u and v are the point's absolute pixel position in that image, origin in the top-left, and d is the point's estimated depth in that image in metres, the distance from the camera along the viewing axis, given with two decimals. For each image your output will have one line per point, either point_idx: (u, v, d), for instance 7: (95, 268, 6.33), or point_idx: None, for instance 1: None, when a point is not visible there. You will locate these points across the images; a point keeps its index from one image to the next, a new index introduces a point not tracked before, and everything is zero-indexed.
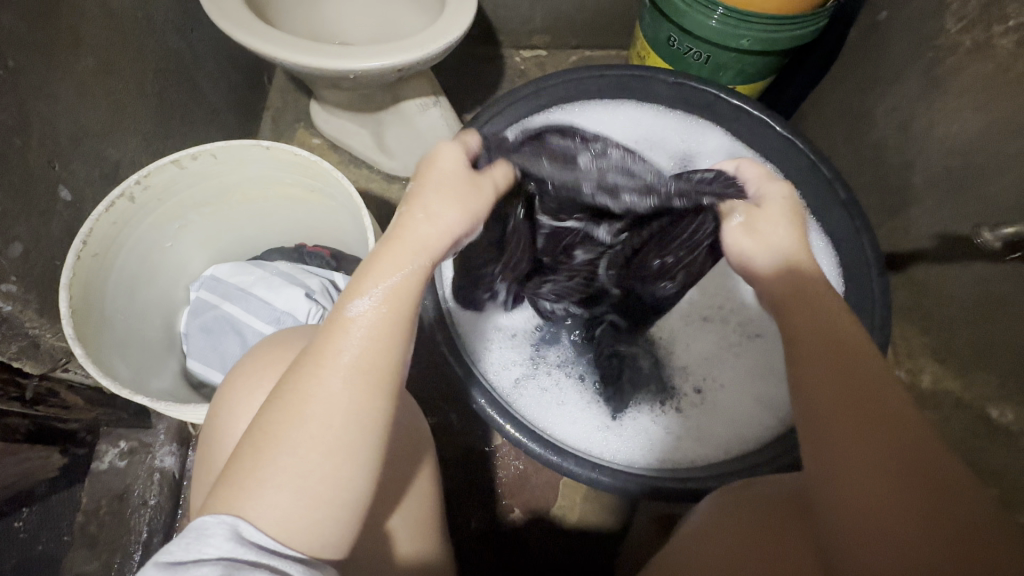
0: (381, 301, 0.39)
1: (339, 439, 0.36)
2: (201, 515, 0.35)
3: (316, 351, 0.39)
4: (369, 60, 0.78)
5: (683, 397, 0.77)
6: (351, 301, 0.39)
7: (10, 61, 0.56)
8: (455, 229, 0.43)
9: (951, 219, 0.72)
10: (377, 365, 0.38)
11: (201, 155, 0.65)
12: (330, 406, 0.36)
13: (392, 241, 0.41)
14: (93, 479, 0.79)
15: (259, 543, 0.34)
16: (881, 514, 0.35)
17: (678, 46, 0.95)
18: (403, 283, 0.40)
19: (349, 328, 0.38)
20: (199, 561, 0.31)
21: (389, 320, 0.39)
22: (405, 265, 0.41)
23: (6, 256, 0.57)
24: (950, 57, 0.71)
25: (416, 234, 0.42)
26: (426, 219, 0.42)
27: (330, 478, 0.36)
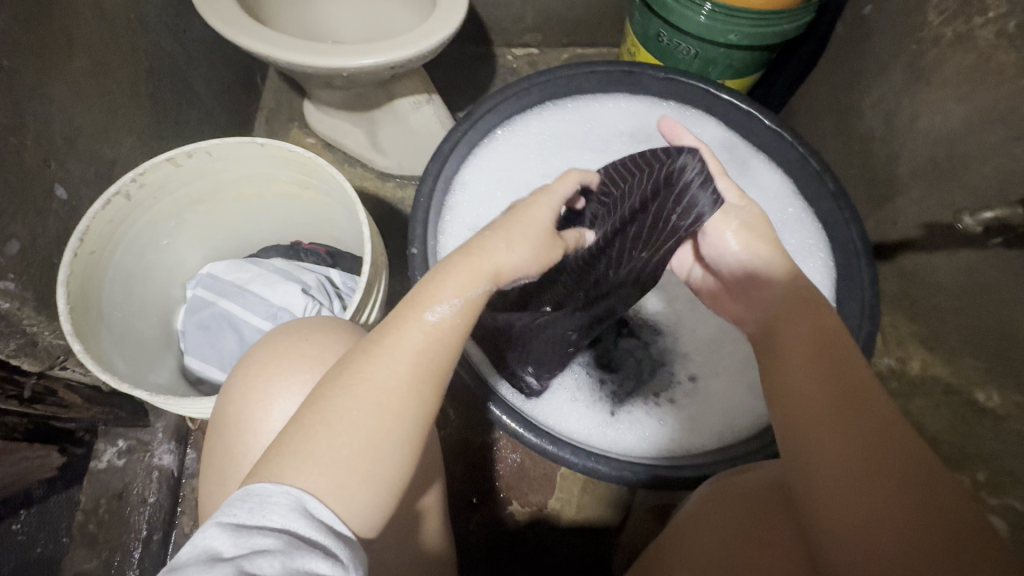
0: (455, 309, 0.44)
1: (383, 426, 0.39)
2: (248, 483, 0.35)
3: (370, 342, 0.43)
4: (362, 58, 0.78)
5: (677, 385, 0.77)
6: (427, 307, 0.44)
7: (5, 61, 0.57)
8: (521, 269, 0.49)
9: (936, 208, 0.73)
10: (429, 362, 0.42)
11: (196, 153, 0.66)
12: (381, 392, 0.40)
13: (471, 258, 0.46)
14: (91, 478, 0.79)
15: (316, 518, 0.34)
16: (860, 498, 0.37)
17: (667, 42, 0.96)
18: (475, 299, 0.45)
19: (418, 328, 0.43)
20: (260, 529, 0.32)
21: (455, 330, 0.44)
22: (477, 284, 0.45)
23: (3, 254, 0.57)
24: (933, 49, 0.72)
25: (493, 259, 0.47)
26: (507, 248, 0.48)
27: (367, 462, 0.38)
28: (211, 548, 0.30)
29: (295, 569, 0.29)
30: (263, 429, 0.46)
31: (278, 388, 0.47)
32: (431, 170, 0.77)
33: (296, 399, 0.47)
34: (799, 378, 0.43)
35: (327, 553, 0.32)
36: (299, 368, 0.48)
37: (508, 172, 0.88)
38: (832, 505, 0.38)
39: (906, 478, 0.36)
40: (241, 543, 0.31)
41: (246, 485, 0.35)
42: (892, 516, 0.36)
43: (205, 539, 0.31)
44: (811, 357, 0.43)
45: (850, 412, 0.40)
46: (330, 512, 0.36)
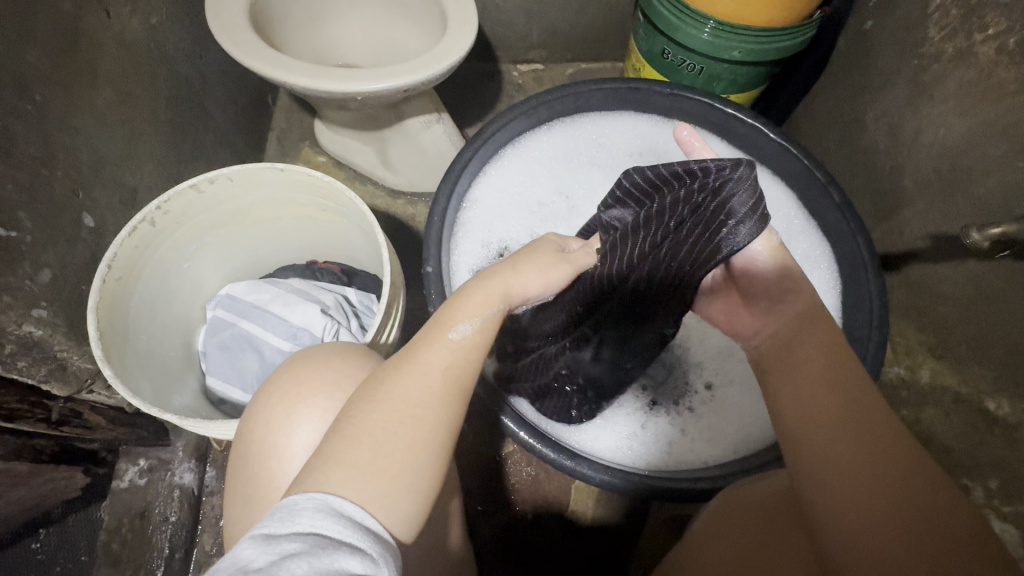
0: (477, 328, 0.46)
1: (414, 442, 0.40)
2: (292, 494, 0.36)
3: (400, 359, 0.44)
4: (375, 81, 0.80)
5: (696, 393, 0.78)
6: (453, 327, 0.46)
7: (36, 96, 0.59)
8: (534, 290, 0.52)
9: (942, 219, 0.74)
10: (458, 378, 0.44)
11: (218, 179, 0.68)
12: (408, 407, 0.41)
13: (491, 280, 0.49)
14: (114, 497, 0.80)
15: (345, 515, 0.35)
16: (871, 504, 0.39)
17: (672, 59, 0.98)
18: (494, 318, 0.47)
19: (447, 346, 0.45)
20: (290, 534, 0.32)
21: (478, 347, 0.46)
22: (491, 305, 0.48)
23: (36, 283, 0.59)
24: (935, 64, 0.74)
25: (506, 282, 0.49)
26: (520, 278, 0.51)
27: (398, 481, 0.39)
28: (241, 559, 0.30)
29: (327, 570, 0.30)
30: (287, 454, 0.47)
31: (305, 411, 0.48)
32: (444, 189, 0.79)
33: (317, 424, 0.48)
34: (809, 388, 0.46)
35: (355, 551, 0.32)
36: (319, 395, 0.49)
37: (520, 190, 0.90)
38: (838, 506, 0.40)
39: (913, 486, 0.39)
40: (271, 550, 0.31)
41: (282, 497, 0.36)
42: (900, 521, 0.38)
43: (237, 551, 0.31)
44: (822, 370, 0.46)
45: (854, 420, 0.42)
46: (356, 507, 0.36)
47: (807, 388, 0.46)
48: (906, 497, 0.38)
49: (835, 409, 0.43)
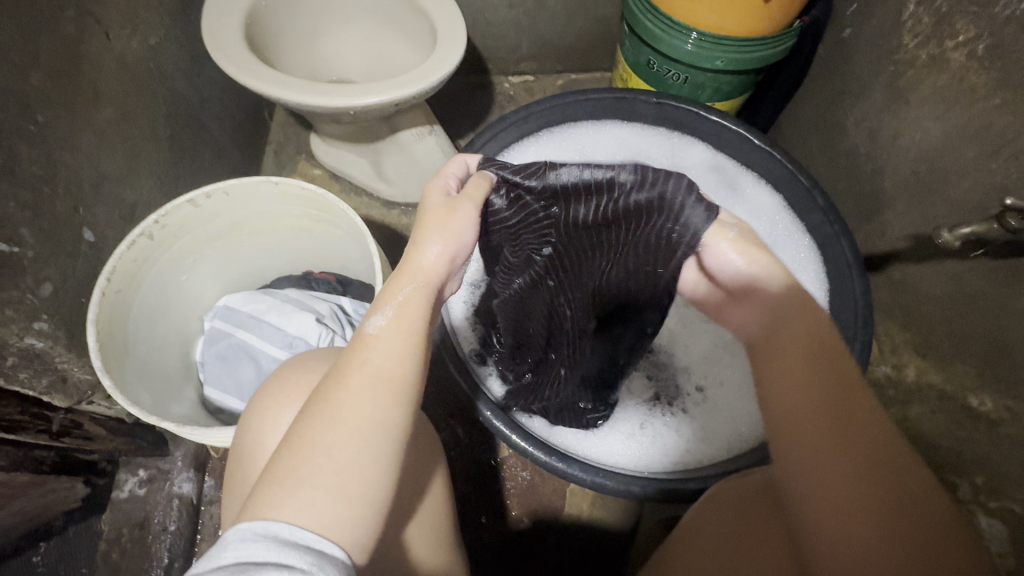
0: (392, 317, 0.44)
1: (368, 438, 0.40)
2: (233, 523, 0.36)
3: (334, 371, 0.43)
4: (367, 96, 0.83)
5: (686, 396, 0.80)
6: (367, 322, 0.44)
7: (39, 116, 0.61)
8: (448, 251, 0.47)
9: (921, 220, 0.76)
10: (398, 371, 0.42)
11: (214, 193, 0.70)
12: (344, 413, 0.40)
13: (396, 268, 0.47)
14: (114, 507, 0.81)
15: (272, 537, 0.35)
16: (851, 500, 0.40)
17: (657, 69, 1.00)
18: (409, 298, 0.45)
19: (371, 343, 0.43)
20: (213, 569, 0.32)
21: (402, 334, 0.43)
22: (404, 287, 0.45)
23: (38, 296, 0.61)
24: (909, 70, 0.76)
25: (420, 263, 0.47)
26: (426, 249, 0.47)
27: (361, 478, 0.39)
28: None
29: None
30: None
31: (294, 417, 0.49)
32: None
33: None
34: (786, 384, 0.46)
35: (281, 566, 0.32)
36: (303, 402, 0.50)
37: None
38: (822, 500, 0.41)
39: (895, 483, 0.40)
40: None
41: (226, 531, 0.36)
42: (876, 521, 0.39)
43: None
44: (802, 365, 0.45)
45: (833, 410, 0.43)
46: (284, 524, 0.36)
47: (781, 386, 0.46)
48: (883, 496, 0.40)
49: (820, 401, 0.43)
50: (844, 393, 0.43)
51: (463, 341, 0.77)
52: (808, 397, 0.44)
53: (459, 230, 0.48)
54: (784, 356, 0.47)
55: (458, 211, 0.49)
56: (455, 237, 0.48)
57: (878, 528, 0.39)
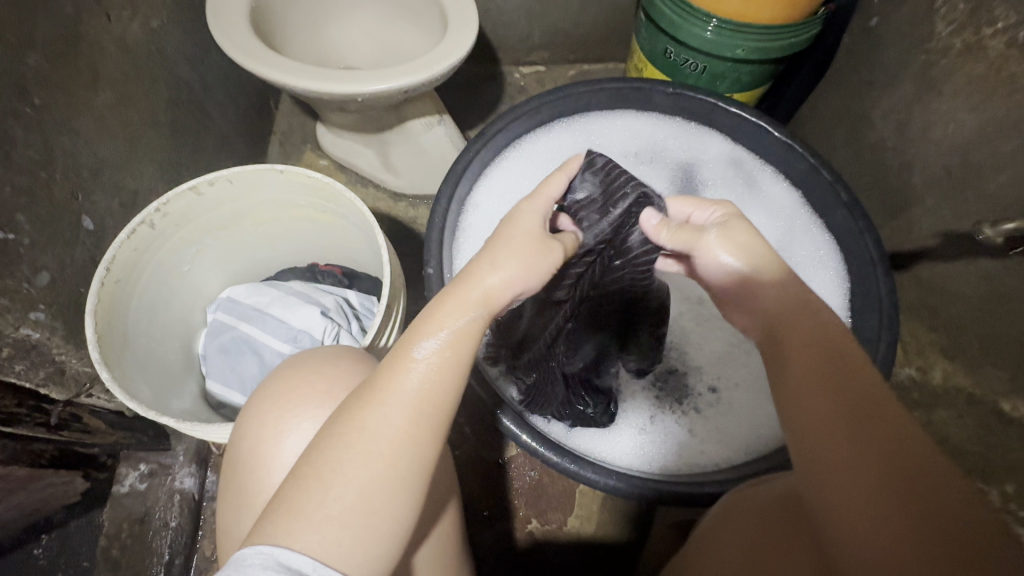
0: (446, 343, 0.41)
1: (398, 468, 0.38)
2: (245, 544, 0.35)
3: (367, 387, 0.41)
4: (376, 83, 0.80)
5: (698, 396, 0.77)
6: (416, 343, 0.41)
7: (36, 99, 0.59)
8: (519, 281, 0.45)
9: (953, 216, 0.72)
10: (434, 402, 0.40)
11: (218, 181, 0.67)
12: (377, 443, 0.38)
13: (456, 286, 0.44)
14: (114, 502, 0.80)
15: (292, 569, 0.34)
16: (872, 515, 0.35)
17: (674, 58, 0.97)
18: (467, 328, 0.42)
19: (410, 368, 0.40)
20: None
21: (449, 363, 0.41)
22: (465, 312, 0.42)
23: (34, 286, 0.59)
24: (943, 59, 0.73)
25: (482, 285, 0.44)
26: (493, 271, 0.44)
27: (386, 510, 0.37)
28: None
29: None
30: (274, 464, 0.46)
31: (296, 418, 0.47)
32: (445, 191, 0.78)
33: (306, 432, 0.46)
34: (791, 387, 0.42)
35: None
36: (308, 404, 0.47)
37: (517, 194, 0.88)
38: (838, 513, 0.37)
39: (932, 497, 0.34)
40: None
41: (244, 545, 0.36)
42: (890, 534, 0.34)
43: None
44: (810, 368, 0.41)
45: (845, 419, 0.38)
46: (309, 557, 0.35)
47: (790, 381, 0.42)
48: (908, 507, 0.34)
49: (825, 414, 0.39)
50: (864, 393, 0.39)
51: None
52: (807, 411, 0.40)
53: (536, 263, 0.46)
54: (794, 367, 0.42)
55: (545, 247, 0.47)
56: (529, 270, 0.45)
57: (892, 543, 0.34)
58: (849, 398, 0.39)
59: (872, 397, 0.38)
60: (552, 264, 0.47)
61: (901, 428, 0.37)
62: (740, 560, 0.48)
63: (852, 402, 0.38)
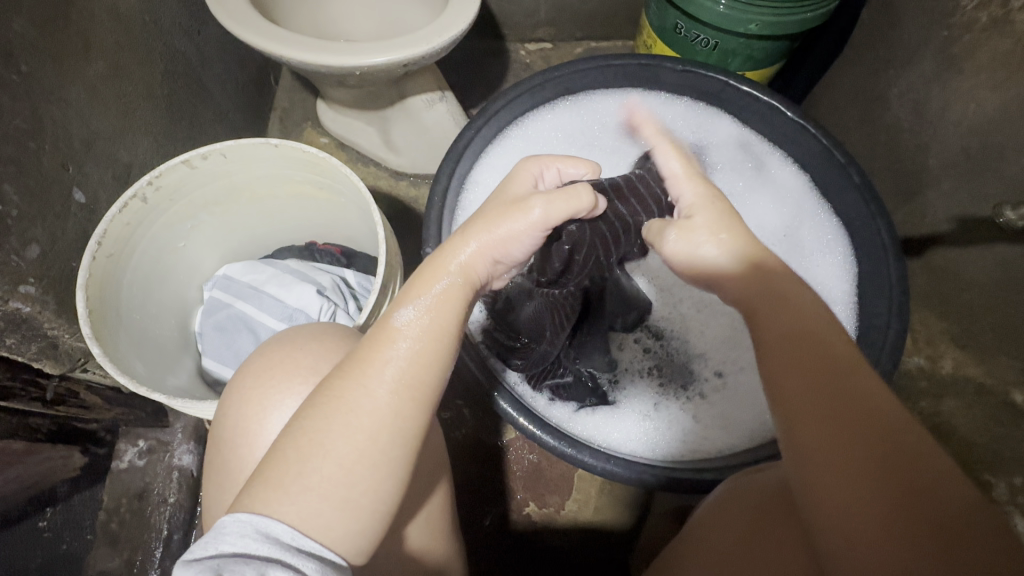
0: (424, 311, 0.41)
1: (381, 445, 0.37)
2: (229, 511, 0.35)
3: (352, 359, 0.40)
4: (374, 55, 0.77)
5: (704, 381, 0.76)
6: (396, 312, 0.41)
7: (22, 66, 0.57)
8: (490, 252, 0.44)
9: (970, 200, 0.69)
10: (418, 373, 0.39)
11: (211, 155, 0.66)
12: (358, 417, 0.37)
13: (431, 261, 0.43)
14: (114, 477, 0.80)
15: (274, 538, 0.33)
16: (866, 513, 0.34)
17: (684, 34, 0.93)
18: (445, 294, 0.42)
19: (396, 337, 0.40)
20: (215, 557, 0.31)
21: (428, 331, 0.41)
22: (438, 279, 0.43)
23: (24, 259, 0.58)
24: (966, 35, 0.69)
25: (455, 259, 0.43)
26: (463, 246, 0.43)
27: (368, 487, 0.36)
28: None
29: None
30: (260, 440, 0.45)
31: (281, 395, 0.46)
32: (445, 168, 0.76)
33: (292, 409, 0.46)
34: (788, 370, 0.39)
35: (287, 566, 0.31)
36: (293, 380, 0.46)
37: None
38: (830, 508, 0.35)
39: (926, 490, 0.33)
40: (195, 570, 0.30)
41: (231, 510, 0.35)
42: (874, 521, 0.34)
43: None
44: (803, 354, 0.39)
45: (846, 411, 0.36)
46: (287, 526, 0.34)
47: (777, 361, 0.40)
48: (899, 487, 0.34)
49: (831, 411, 0.37)
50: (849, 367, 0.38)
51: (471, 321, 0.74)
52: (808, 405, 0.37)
53: (512, 232, 0.44)
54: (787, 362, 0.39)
55: (521, 211, 0.43)
56: (505, 238, 0.44)
57: (880, 535, 0.33)
58: (836, 374, 0.38)
59: (860, 372, 0.38)
60: (529, 232, 0.44)
61: (890, 411, 0.36)
62: (734, 549, 0.47)
63: (848, 393, 0.37)
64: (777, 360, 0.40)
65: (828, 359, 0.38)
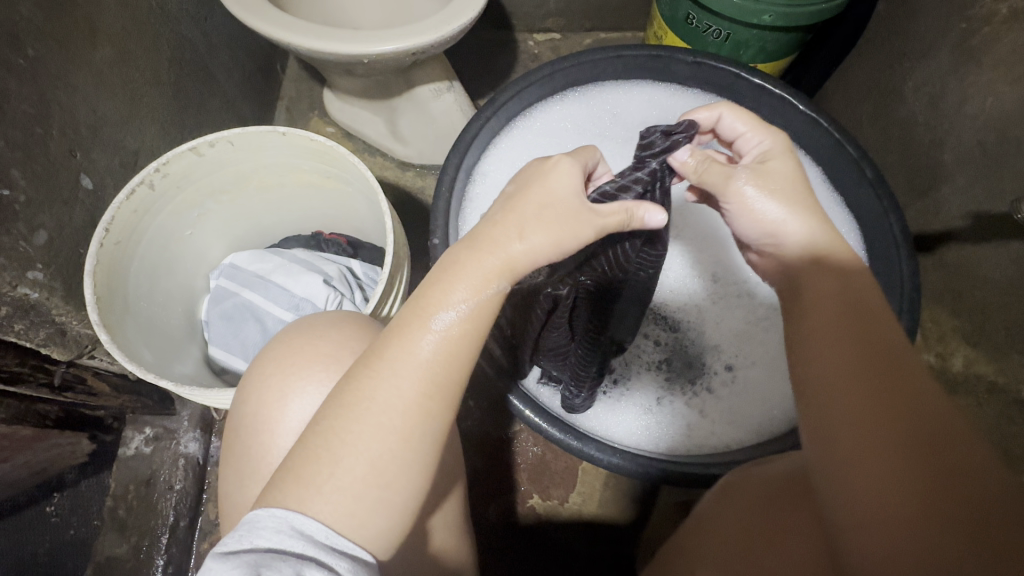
0: (466, 317, 0.38)
1: (412, 443, 0.37)
2: (256, 507, 0.35)
3: (379, 354, 0.38)
4: (383, 43, 0.76)
5: (713, 375, 0.75)
6: (435, 314, 0.38)
7: (29, 50, 0.57)
8: (546, 256, 0.40)
9: (985, 197, 0.69)
10: (452, 371, 0.38)
11: (218, 142, 0.65)
12: (390, 418, 0.37)
13: (474, 251, 0.39)
14: (120, 464, 0.80)
15: (307, 536, 0.33)
16: (891, 505, 0.33)
17: (696, 24, 0.92)
18: (490, 301, 0.39)
19: (427, 337, 0.38)
20: (252, 550, 0.31)
21: (467, 335, 0.39)
22: (489, 285, 0.39)
23: (32, 244, 0.57)
24: (986, 27, 0.68)
25: (506, 254, 0.39)
26: (520, 240, 0.39)
27: (401, 484, 0.37)
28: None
29: None
30: (277, 428, 0.45)
31: (297, 383, 0.46)
32: (452, 159, 0.75)
33: (310, 398, 0.45)
34: (829, 364, 0.39)
35: (323, 564, 0.32)
36: (313, 367, 0.46)
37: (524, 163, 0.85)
38: (851, 500, 0.35)
39: (960, 485, 0.32)
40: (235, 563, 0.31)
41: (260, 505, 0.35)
42: (900, 515, 0.33)
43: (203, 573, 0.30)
44: (845, 348, 0.39)
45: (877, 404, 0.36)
46: (320, 524, 0.34)
47: (814, 350, 0.40)
48: (927, 480, 0.33)
49: (865, 406, 0.36)
50: (884, 361, 0.37)
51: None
52: (845, 397, 0.37)
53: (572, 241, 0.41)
54: (828, 357, 0.39)
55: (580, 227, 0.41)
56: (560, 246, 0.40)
57: (906, 526, 0.32)
58: (869, 366, 0.37)
59: (897, 363, 0.37)
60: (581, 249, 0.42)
61: (928, 404, 0.35)
62: (741, 540, 0.46)
63: (883, 387, 0.36)
64: (827, 357, 0.39)
65: (871, 355, 0.38)
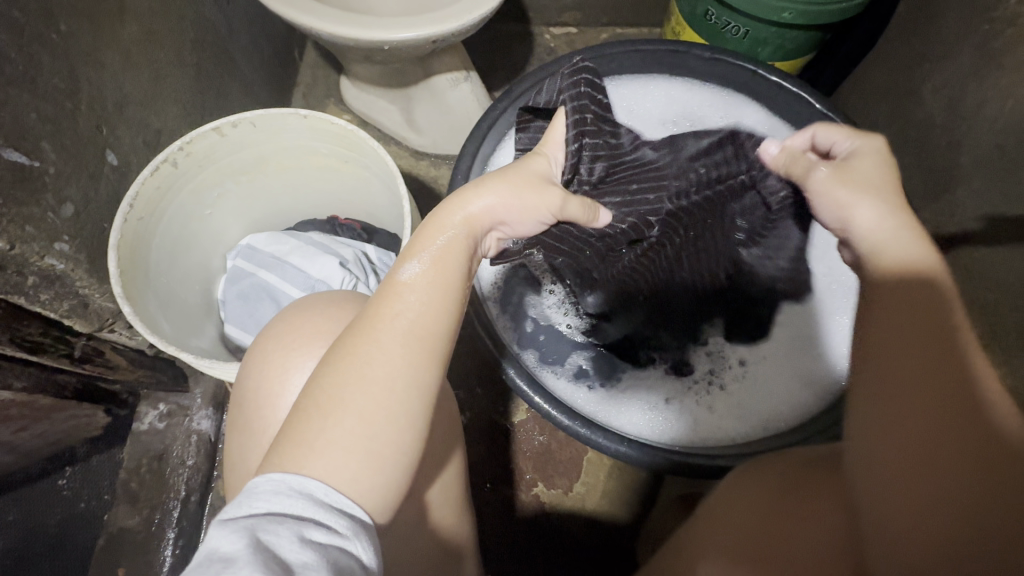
0: (429, 265, 0.42)
1: (399, 398, 0.38)
2: (259, 472, 0.35)
3: (365, 315, 0.40)
4: (404, 30, 0.77)
5: (727, 365, 0.74)
6: (401, 268, 0.42)
7: (62, 25, 0.57)
8: (499, 209, 0.46)
9: (1001, 200, 0.69)
10: (432, 323, 0.40)
11: (241, 123, 0.67)
12: (373, 369, 0.38)
13: (431, 217, 0.45)
14: (133, 439, 0.82)
15: (306, 495, 0.34)
16: (931, 490, 0.35)
17: (715, 21, 0.92)
18: (447, 247, 0.43)
19: (402, 291, 0.41)
20: (249, 516, 0.32)
21: (436, 282, 0.41)
22: (443, 233, 0.44)
23: (60, 217, 0.59)
24: (1009, 28, 0.68)
25: (464, 212, 0.45)
26: (478, 199, 0.46)
27: (390, 440, 0.37)
28: (206, 548, 0.30)
29: (290, 543, 0.30)
30: (282, 399, 0.46)
31: (303, 357, 0.47)
32: (468, 149, 0.76)
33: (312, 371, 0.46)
34: (885, 355, 0.39)
35: (321, 524, 0.33)
36: (313, 342, 0.47)
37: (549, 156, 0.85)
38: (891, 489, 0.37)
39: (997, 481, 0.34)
40: (231, 529, 0.31)
41: (261, 472, 0.35)
42: (944, 506, 0.35)
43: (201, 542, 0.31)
44: (894, 335, 0.39)
45: (937, 399, 0.37)
46: (319, 482, 0.35)
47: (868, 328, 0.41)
48: (990, 512, 0.34)
49: (924, 404, 0.37)
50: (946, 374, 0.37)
51: (483, 279, 0.77)
52: (894, 392, 0.38)
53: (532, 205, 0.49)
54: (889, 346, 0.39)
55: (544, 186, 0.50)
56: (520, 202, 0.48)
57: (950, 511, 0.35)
58: (917, 360, 0.38)
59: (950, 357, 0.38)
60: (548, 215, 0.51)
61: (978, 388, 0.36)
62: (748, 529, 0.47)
63: (943, 393, 0.37)
64: (878, 357, 0.40)
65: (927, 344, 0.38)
